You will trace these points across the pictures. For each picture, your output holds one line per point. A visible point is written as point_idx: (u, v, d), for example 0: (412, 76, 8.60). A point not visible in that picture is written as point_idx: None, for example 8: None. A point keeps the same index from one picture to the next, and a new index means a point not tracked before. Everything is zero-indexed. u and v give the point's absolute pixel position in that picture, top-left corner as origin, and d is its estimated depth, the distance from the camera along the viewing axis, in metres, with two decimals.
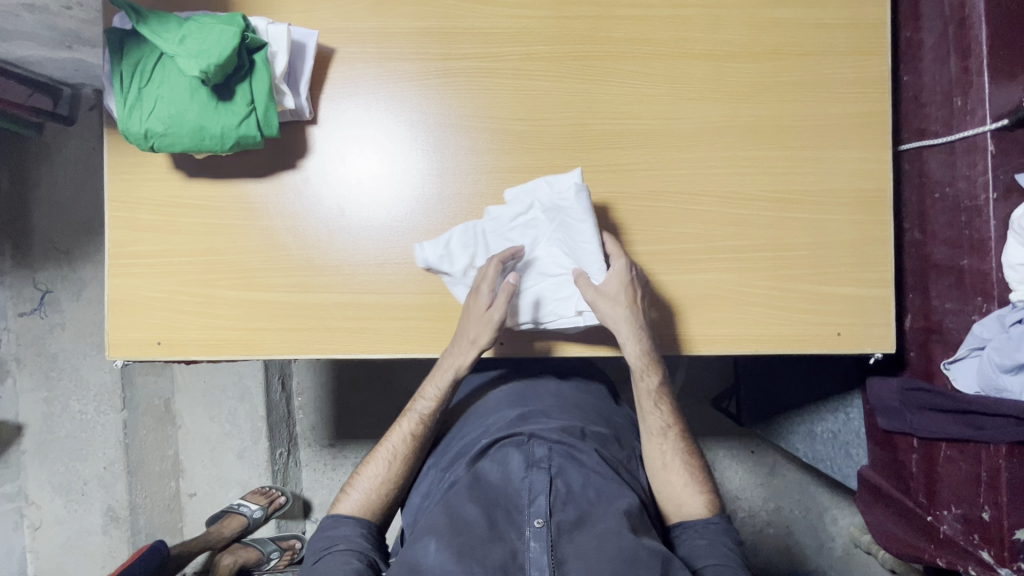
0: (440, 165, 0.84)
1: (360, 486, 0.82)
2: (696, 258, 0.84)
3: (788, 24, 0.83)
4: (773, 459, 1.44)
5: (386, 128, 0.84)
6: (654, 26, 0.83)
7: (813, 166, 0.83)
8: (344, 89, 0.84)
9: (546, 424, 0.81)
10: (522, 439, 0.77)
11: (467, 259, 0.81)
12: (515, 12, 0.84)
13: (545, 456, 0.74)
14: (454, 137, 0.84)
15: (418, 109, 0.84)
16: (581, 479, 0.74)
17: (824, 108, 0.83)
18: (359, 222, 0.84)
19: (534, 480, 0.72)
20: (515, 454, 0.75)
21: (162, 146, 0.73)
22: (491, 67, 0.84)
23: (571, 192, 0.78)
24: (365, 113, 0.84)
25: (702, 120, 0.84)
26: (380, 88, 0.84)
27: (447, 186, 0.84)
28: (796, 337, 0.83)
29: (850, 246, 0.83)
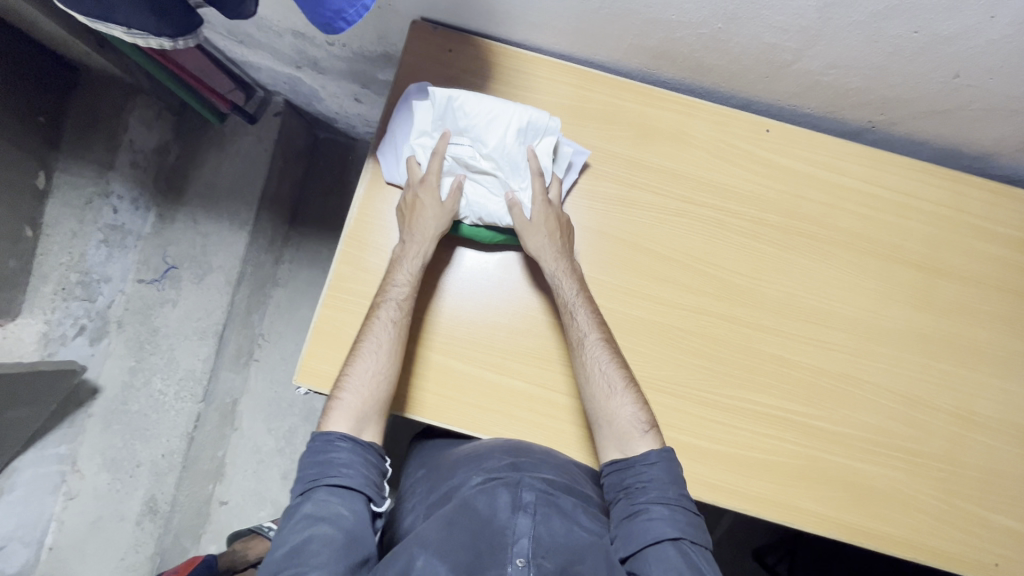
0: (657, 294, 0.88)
1: (374, 359, 0.79)
2: (875, 449, 0.86)
3: (995, 259, 0.91)
4: None
5: (615, 246, 0.89)
6: (878, 227, 0.91)
7: (997, 395, 0.87)
8: (584, 199, 0.90)
9: (538, 470, 0.76)
10: (511, 481, 0.73)
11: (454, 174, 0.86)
12: (757, 179, 0.91)
13: (533, 501, 0.70)
14: (675, 271, 0.89)
15: (649, 236, 0.90)
16: (566, 529, 0.69)
17: (1016, 344, 0.89)
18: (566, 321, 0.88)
19: (520, 521, 0.67)
20: (504, 492, 0.71)
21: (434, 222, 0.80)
22: (724, 219, 0.90)
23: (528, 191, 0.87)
24: (601, 228, 0.90)
25: (906, 323, 0.88)
26: (621, 209, 0.90)
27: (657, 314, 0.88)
28: (958, 558, 0.83)
29: (1019, 481, 0.86)
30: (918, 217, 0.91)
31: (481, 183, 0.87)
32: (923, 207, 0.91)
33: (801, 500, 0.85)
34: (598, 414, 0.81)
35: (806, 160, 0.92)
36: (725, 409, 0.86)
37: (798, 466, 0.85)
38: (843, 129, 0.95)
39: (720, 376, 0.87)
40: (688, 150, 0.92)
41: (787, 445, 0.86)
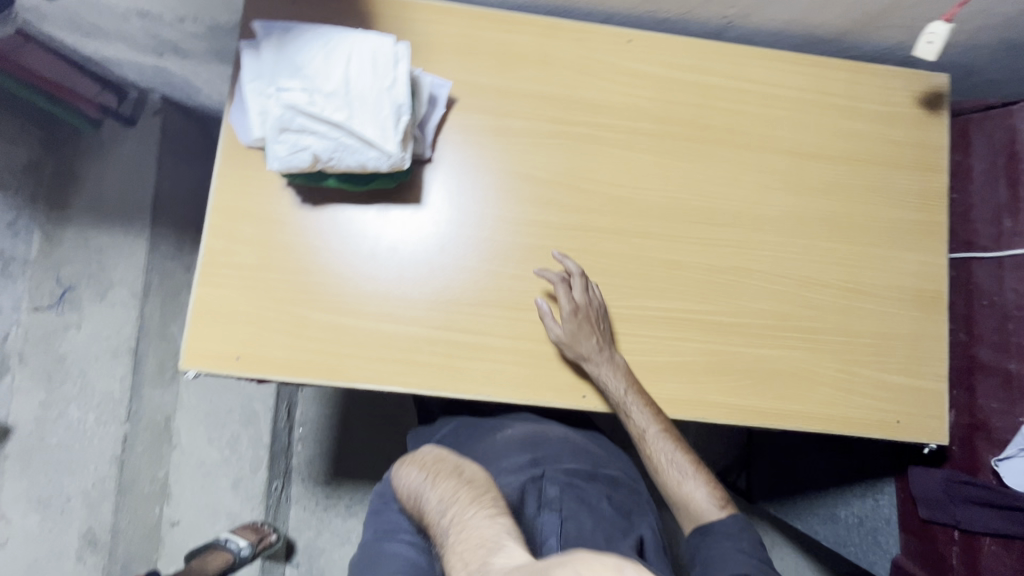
0: (541, 219, 0.89)
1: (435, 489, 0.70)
2: (773, 333, 0.88)
3: (862, 135, 0.93)
4: (772, 542, 1.48)
5: (492, 179, 0.89)
6: (749, 120, 0.92)
7: (880, 262, 0.91)
8: (454, 131, 0.88)
9: (558, 464, 0.90)
10: (537, 477, 0.86)
11: (284, 141, 0.71)
12: (626, 90, 0.91)
13: (557, 497, 0.82)
14: (554, 193, 0.89)
15: (528, 163, 0.90)
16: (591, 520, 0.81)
17: (891, 212, 0.92)
18: (454, 259, 0.87)
19: (546, 518, 0.79)
20: (532, 491, 0.83)
21: (297, 175, 0.79)
22: (599, 134, 0.91)
23: (374, 133, 0.72)
24: (477, 161, 0.89)
25: (786, 209, 0.91)
26: (494, 139, 0.89)
27: (545, 239, 0.88)
28: (859, 421, 0.88)
29: (910, 339, 0.90)
30: (785, 105, 0.93)
31: (320, 134, 0.71)
32: (788, 95, 0.93)
33: (710, 393, 0.87)
34: (673, 499, 0.86)
35: (673, 64, 0.92)
36: (627, 320, 0.87)
37: (702, 362, 0.87)
38: (706, 30, 0.96)
39: (619, 288, 0.87)
40: (554, 71, 0.91)
41: (690, 344, 0.87)
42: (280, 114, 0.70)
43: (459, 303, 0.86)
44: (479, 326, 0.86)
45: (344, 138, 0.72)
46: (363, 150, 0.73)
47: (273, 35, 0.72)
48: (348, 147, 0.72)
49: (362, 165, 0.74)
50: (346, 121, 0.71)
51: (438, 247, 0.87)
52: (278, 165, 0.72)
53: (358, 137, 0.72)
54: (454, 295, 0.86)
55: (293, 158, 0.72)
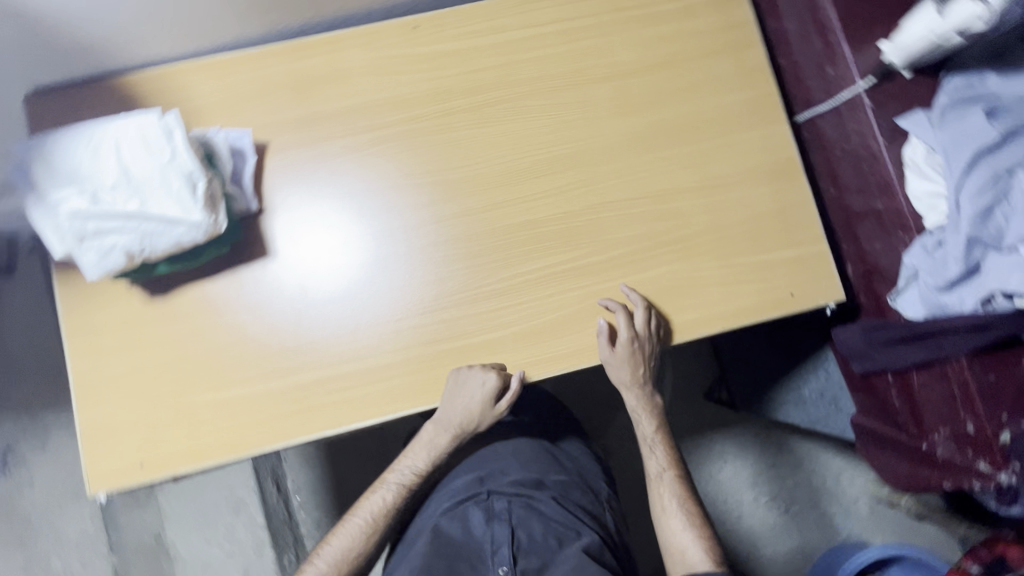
0: (393, 226, 0.88)
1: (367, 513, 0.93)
2: (647, 255, 0.89)
3: (669, 37, 0.93)
4: (774, 435, 1.55)
5: (333, 206, 0.88)
6: (556, 62, 0.92)
7: (725, 151, 0.91)
8: (315, 166, 0.89)
9: (502, 479, 0.96)
10: (480, 498, 0.93)
11: (90, 249, 0.71)
12: (429, 76, 0.91)
13: (504, 510, 0.91)
14: (395, 198, 0.89)
15: (359, 178, 0.89)
16: (542, 529, 0.88)
17: (720, 99, 0.92)
18: (324, 296, 0.86)
19: (495, 532, 0.88)
20: (476, 511, 0.91)
21: (128, 273, 0.79)
22: (417, 127, 0.90)
23: (174, 209, 0.72)
24: (311, 194, 0.88)
25: (619, 133, 0.91)
26: (317, 167, 0.89)
27: (403, 242, 0.88)
28: (756, 307, 0.88)
29: (778, 213, 0.90)
30: (585, 34, 0.93)
31: (122, 229, 0.71)
32: (584, 23, 0.93)
33: (605, 333, 0.87)
34: (665, 539, 0.91)
35: (463, 34, 0.92)
36: (504, 294, 0.87)
37: (588, 306, 0.88)
38: None
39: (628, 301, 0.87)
40: (352, 82, 0.90)
41: (571, 293, 0.88)
42: (71, 223, 0.70)
43: (338, 336, 0.85)
44: (365, 350, 0.85)
45: (148, 225, 0.71)
46: (172, 230, 0.72)
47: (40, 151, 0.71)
48: (155, 232, 0.72)
49: (178, 244, 0.73)
50: (143, 209, 0.71)
51: (359, 277, 0.87)
52: (94, 273, 0.72)
53: (161, 219, 0.71)
54: (381, 322, 0.86)
55: (105, 262, 0.71)
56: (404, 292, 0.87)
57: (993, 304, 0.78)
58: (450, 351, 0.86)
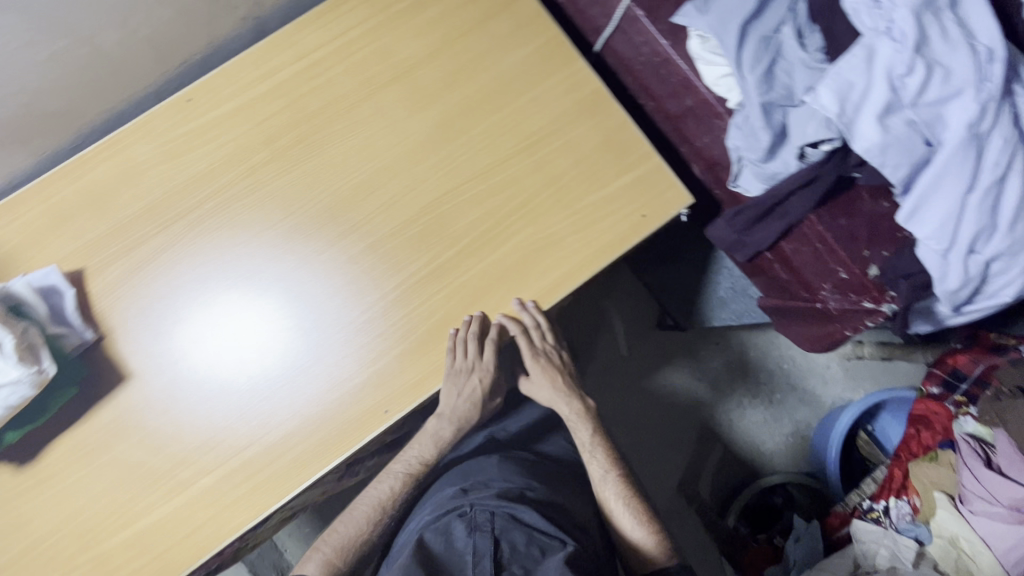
0: (269, 275, 0.87)
1: (376, 492, 0.92)
2: (494, 232, 0.89)
3: (440, 16, 0.92)
4: (733, 337, 1.57)
5: (201, 285, 0.86)
6: (341, 82, 0.91)
7: (533, 105, 0.91)
8: (146, 269, 0.86)
9: (485, 494, 0.87)
10: (463, 510, 0.83)
11: None
12: (221, 141, 0.88)
13: (486, 520, 0.80)
14: (257, 251, 0.87)
15: (212, 250, 0.87)
16: (525, 538, 0.78)
17: (510, 58, 0.92)
18: (234, 371, 0.84)
19: (476, 542, 0.77)
20: (458, 524, 0.81)
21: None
22: (229, 195, 0.88)
23: None
24: (173, 286, 0.86)
25: (426, 128, 0.90)
26: (165, 259, 0.86)
27: (287, 284, 0.87)
28: (615, 240, 0.88)
29: (605, 143, 0.90)
30: (358, 46, 0.91)
31: None
32: (354, 36, 0.92)
33: (483, 321, 0.86)
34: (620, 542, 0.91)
35: (241, 89, 0.89)
36: (374, 322, 0.86)
37: (457, 302, 0.87)
38: (251, 36, 0.93)
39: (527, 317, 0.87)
40: (146, 176, 0.87)
41: (436, 297, 0.87)
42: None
43: (226, 427, 0.83)
44: (264, 425, 0.83)
45: None
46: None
47: None
48: None
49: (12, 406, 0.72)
50: None
51: (250, 344, 0.85)
52: None
53: None
54: (285, 381, 0.84)
55: None
56: (299, 344, 0.85)
57: (809, 156, 0.79)
58: (349, 392, 0.84)
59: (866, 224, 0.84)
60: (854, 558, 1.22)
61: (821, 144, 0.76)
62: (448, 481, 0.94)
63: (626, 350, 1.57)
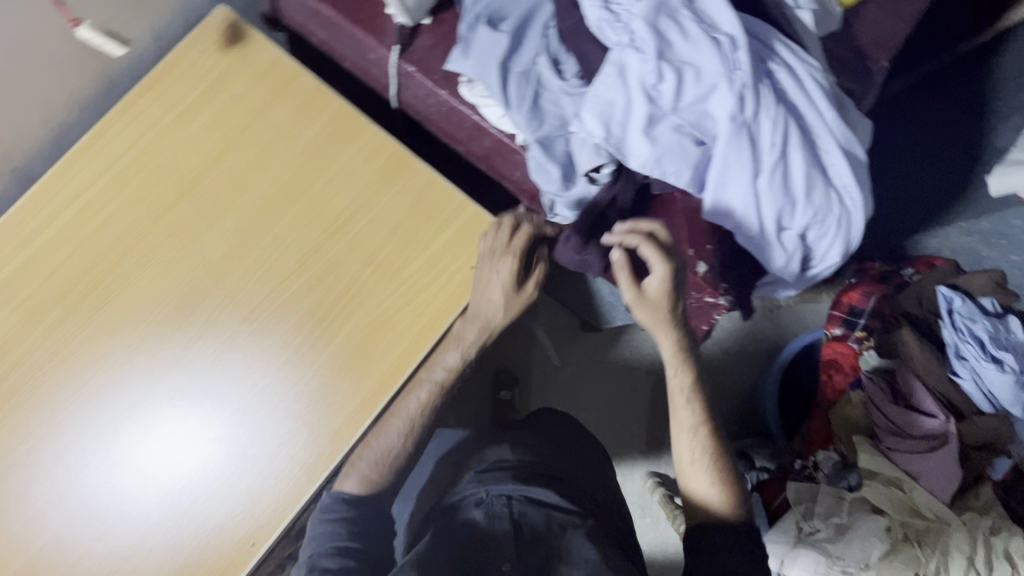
0: (133, 390, 0.81)
1: (379, 452, 0.87)
2: (325, 325, 0.85)
3: (216, 120, 0.89)
4: None
5: (62, 425, 0.80)
6: (123, 212, 0.85)
7: (333, 185, 0.88)
8: None
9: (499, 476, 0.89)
10: (479, 500, 0.85)
11: None
12: (11, 307, 0.82)
13: (503, 509, 0.82)
14: (110, 372, 0.81)
15: (61, 388, 0.80)
16: (545, 518, 0.81)
17: (299, 142, 0.89)
18: (157, 491, 0.79)
19: (495, 525, 0.80)
20: (477, 510, 0.83)
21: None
22: (32, 360, 0.81)
23: None
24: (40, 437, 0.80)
25: (227, 236, 0.86)
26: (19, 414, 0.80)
27: (159, 387, 0.81)
28: (449, 300, 0.85)
29: (415, 205, 0.88)
30: (134, 170, 0.86)
31: None
32: (128, 161, 0.86)
33: (335, 418, 0.83)
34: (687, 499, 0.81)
35: (19, 246, 0.84)
36: (220, 452, 0.81)
37: (304, 407, 0.83)
38: (21, 189, 0.87)
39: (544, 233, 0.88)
40: None
41: (281, 408, 0.83)
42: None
43: None
44: None
45: None
46: None
47: None
48: None
49: None
50: None
51: (161, 455, 0.80)
52: None
53: None
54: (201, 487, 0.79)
55: None
56: (214, 443, 0.81)
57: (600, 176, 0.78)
58: (241, 515, 0.79)
59: (685, 223, 0.83)
60: (797, 521, 1.21)
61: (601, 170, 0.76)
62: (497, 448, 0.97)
63: (559, 361, 1.53)
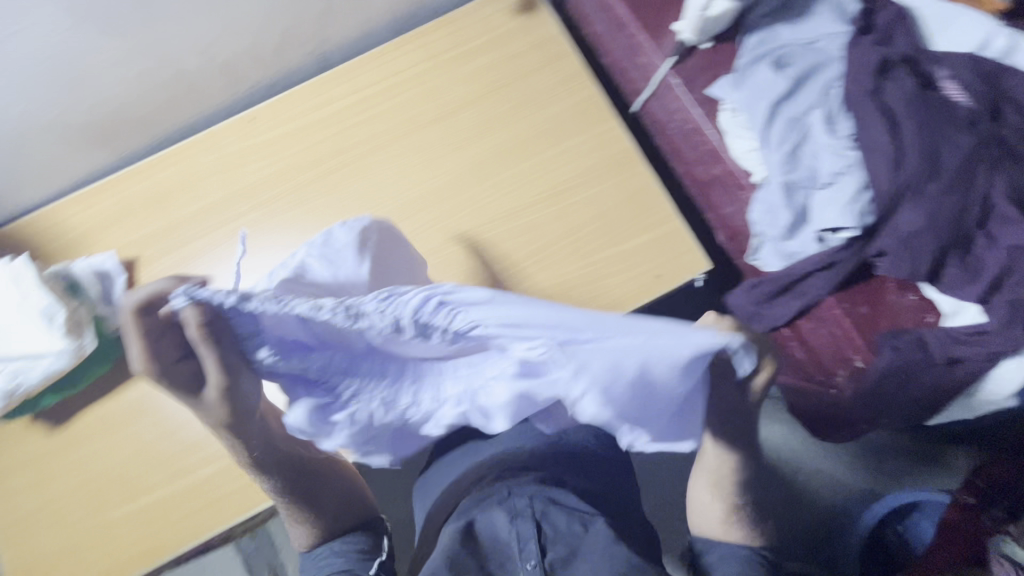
0: None
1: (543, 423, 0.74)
2: (506, 273, 0.91)
3: (485, 68, 0.99)
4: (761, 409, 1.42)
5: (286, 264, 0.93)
6: (386, 117, 0.98)
7: (563, 158, 0.95)
8: (188, 267, 0.93)
9: (521, 476, 0.79)
10: (501, 496, 0.77)
11: None
12: (275, 159, 0.97)
13: (526, 505, 0.75)
14: None
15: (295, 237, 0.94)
16: (566, 518, 0.74)
17: (549, 111, 0.97)
18: None
19: (522, 529, 0.73)
20: (499, 513, 0.75)
21: (19, 409, 0.86)
22: (274, 208, 0.95)
23: (20, 347, 0.77)
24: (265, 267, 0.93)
25: (457, 168, 0.96)
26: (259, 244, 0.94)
27: None
28: (625, 295, 0.90)
29: (626, 203, 0.93)
30: (408, 84, 0.99)
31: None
32: (406, 76, 0.99)
33: None
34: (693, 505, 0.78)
35: (297, 115, 0.98)
36: None
37: None
38: (317, 68, 1.03)
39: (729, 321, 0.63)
40: (206, 182, 0.96)
41: None
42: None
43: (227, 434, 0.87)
44: None
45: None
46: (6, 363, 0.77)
47: None
48: None
49: (26, 384, 0.77)
50: None
51: None
52: None
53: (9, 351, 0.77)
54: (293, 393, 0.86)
55: None
56: None
57: (828, 241, 0.78)
58: None
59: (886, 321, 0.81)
60: None
61: (837, 231, 0.76)
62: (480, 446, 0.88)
63: None
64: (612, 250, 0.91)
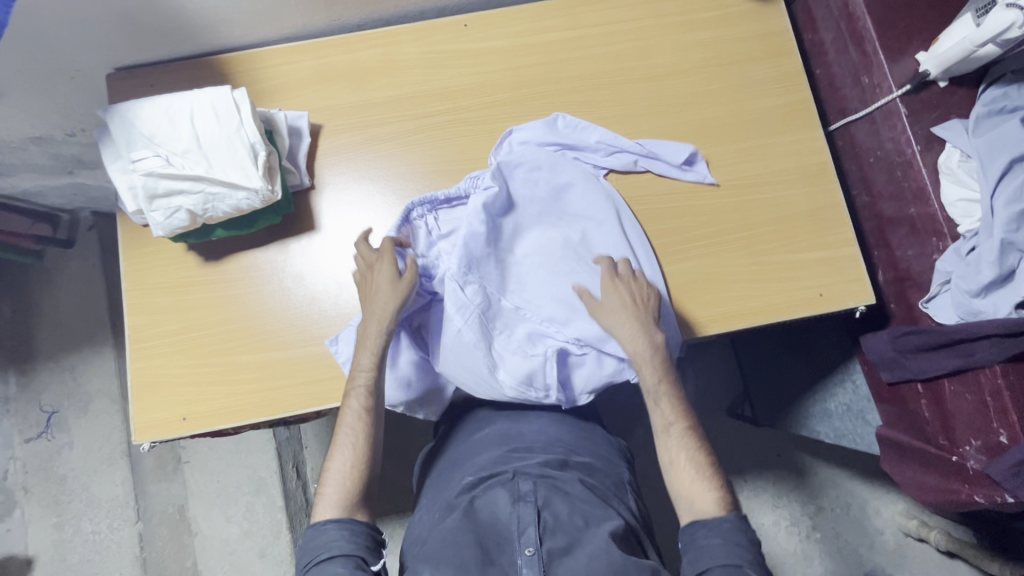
0: None
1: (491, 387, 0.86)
2: (675, 247, 0.91)
3: (706, 42, 0.97)
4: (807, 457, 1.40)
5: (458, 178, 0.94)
6: (597, 62, 0.97)
7: (760, 154, 0.94)
8: (364, 150, 0.94)
9: (526, 459, 0.82)
10: (506, 477, 0.79)
11: (152, 183, 0.78)
12: (477, 69, 0.96)
13: (530, 490, 0.75)
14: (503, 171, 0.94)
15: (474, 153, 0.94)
16: (568, 509, 0.74)
17: (758, 104, 0.95)
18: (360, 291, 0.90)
19: (522, 512, 0.73)
20: (501, 491, 0.76)
21: (185, 235, 0.85)
22: (462, 118, 0.95)
23: (222, 174, 0.78)
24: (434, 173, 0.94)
25: (652, 132, 0.95)
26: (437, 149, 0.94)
27: None
28: (784, 304, 0.89)
29: (809, 216, 0.92)
30: (626, 35, 0.97)
31: (186, 186, 0.78)
32: (626, 27, 0.98)
33: None
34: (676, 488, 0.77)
35: (510, 33, 0.97)
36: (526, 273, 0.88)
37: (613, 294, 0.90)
38: None
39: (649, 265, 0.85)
40: (404, 72, 0.96)
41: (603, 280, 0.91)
42: (144, 182, 0.78)
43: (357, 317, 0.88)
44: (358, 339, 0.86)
45: (195, 178, 0.78)
46: (205, 184, 0.78)
47: (116, 114, 0.79)
48: (195, 169, 0.78)
49: (220, 211, 0.80)
50: (194, 166, 0.78)
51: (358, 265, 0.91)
52: (157, 221, 0.79)
53: (211, 175, 0.78)
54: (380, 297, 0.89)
55: (149, 202, 0.78)
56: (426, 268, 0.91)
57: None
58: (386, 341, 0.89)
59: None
60: None
61: None
62: (474, 426, 0.94)
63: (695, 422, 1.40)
64: (782, 257, 0.91)
